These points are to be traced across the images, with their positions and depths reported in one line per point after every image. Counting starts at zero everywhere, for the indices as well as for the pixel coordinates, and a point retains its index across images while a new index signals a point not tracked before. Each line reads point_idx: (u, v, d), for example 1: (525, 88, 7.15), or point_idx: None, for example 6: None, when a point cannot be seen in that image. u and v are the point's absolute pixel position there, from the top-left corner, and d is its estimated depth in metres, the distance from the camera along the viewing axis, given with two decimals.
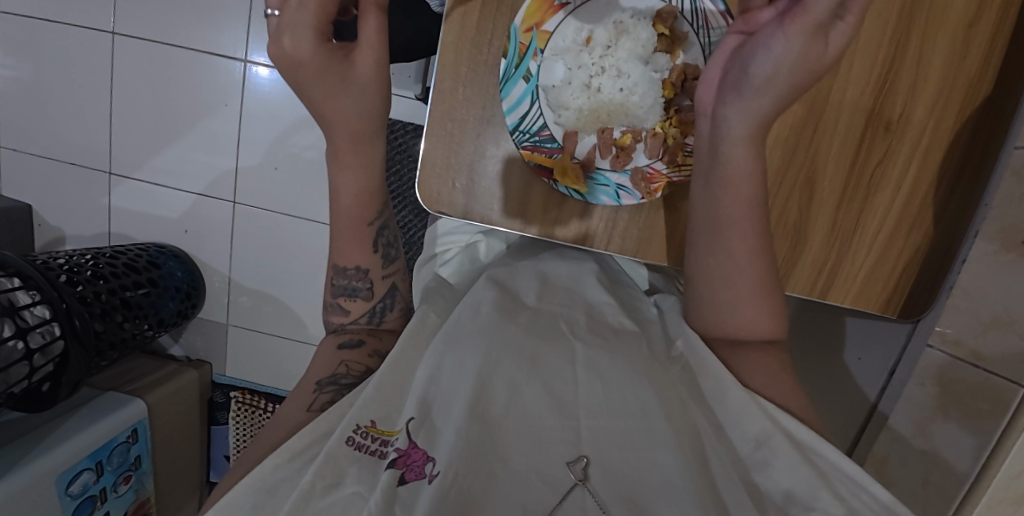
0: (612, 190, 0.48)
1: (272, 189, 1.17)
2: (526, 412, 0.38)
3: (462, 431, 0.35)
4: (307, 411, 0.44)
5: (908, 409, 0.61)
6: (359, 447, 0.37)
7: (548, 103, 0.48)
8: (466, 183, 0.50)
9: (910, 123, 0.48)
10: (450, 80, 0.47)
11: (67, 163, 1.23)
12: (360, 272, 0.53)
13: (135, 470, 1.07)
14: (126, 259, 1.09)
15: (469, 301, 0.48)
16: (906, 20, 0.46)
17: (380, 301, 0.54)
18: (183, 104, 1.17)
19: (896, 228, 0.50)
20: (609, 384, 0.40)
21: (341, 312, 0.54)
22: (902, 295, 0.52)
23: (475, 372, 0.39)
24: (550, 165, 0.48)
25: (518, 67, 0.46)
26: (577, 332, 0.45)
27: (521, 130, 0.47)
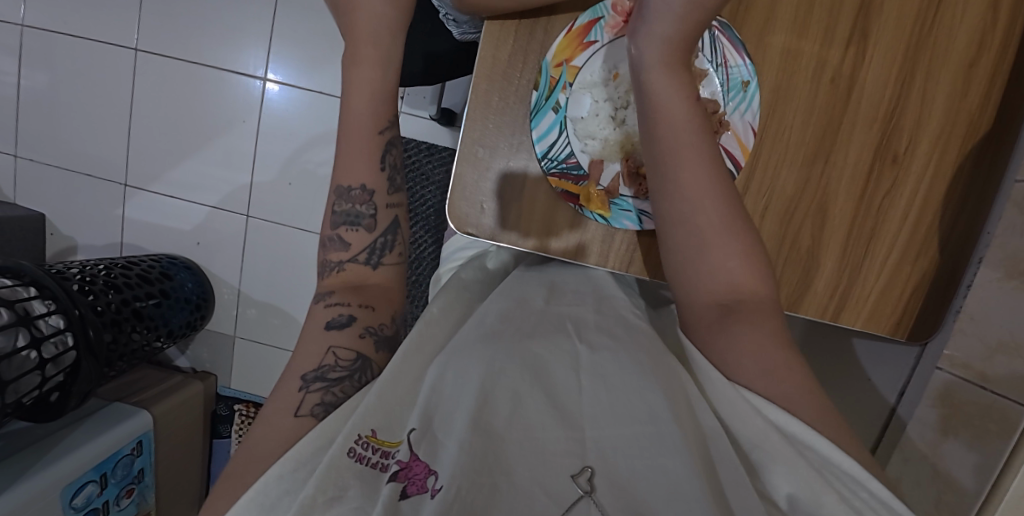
0: (634, 215, 0.50)
1: (286, 204, 1.19)
2: (529, 425, 0.37)
3: (466, 444, 0.35)
4: (292, 418, 0.38)
5: (919, 430, 0.62)
6: (360, 459, 0.35)
7: (576, 133, 0.50)
8: (494, 206, 0.51)
9: (916, 156, 0.50)
10: (481, 109, 0.50)
11: (84, 174, 1.25)
12: (365, 193, 0.53)
13: (138, 484, 1.06)
14: (139, 270, 1.10)
15: (484, 311, 0.50)
16: (910, 60, 0.49)
17: (382, 235, 0.53)
18: (201, 119, 1.19)
19: (903, 255, 0.52)
20: (614, 388, 0.40)
21: (340, 246, 0.51)
22: (910, 318, 0.53)
23: (480, 384, 0.39)
24: (577, 192, 0.50)
25: (548, 98, 0.49)
26: (583, 331, 0.47)
27: (549, 158, 0.50)
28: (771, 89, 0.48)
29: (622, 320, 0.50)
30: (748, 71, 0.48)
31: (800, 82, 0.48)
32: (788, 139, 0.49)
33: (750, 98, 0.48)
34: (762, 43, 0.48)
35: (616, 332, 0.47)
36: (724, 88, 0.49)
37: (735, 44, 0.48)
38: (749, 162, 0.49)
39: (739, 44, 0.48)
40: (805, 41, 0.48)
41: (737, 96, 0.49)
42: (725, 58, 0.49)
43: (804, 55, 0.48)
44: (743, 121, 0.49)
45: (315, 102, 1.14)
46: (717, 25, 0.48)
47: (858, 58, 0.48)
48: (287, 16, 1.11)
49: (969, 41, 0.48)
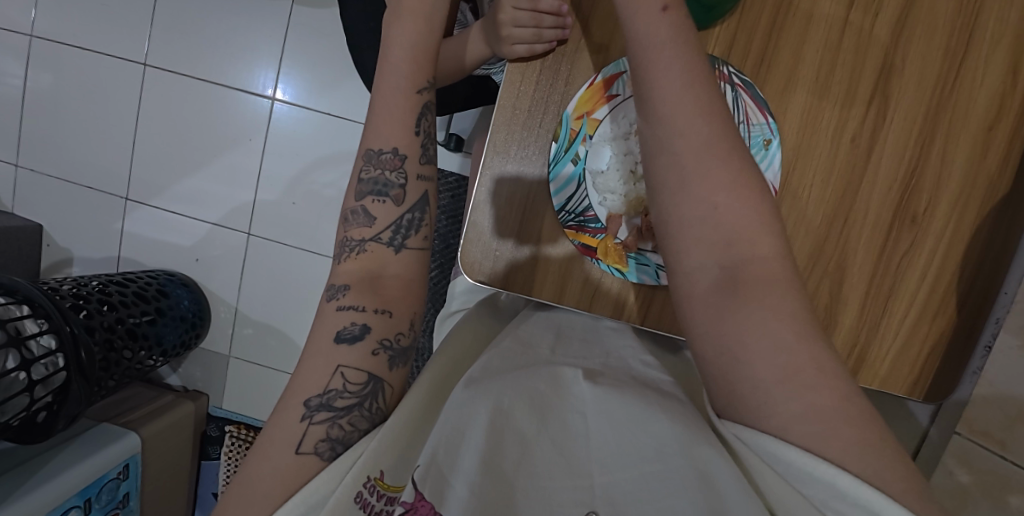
0: (652, 270, 0.49)
1: (289, 223, 1.18)
2: (535, 472, 0.38)
3: (476, 487, 0.35)
4: (294, 456, 0.35)
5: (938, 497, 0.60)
6: (365, 505, 0.35)
7: (595, 186, 0.49)
8: (509, 256, 0.50)
9: (935, 217, 0.49)
10: (500, 157, 0.50)
11: (85, 185, 1.24)
12: (397, 159, 0.47)
13: (122, 508, 1.03)
14: (136, 287, 1.08)
15: (489, 354, 0.50)
16: (930, 122, 0.48)
17: (409, 212, 0.46)
18: (206, 135, 1.18)
19: (922, 314, 0.51)
20: (620, 427, 0.39)
21: (364, 221, 0.46)
22: (927, 380, 0.52)
23: (489, 420, 0.39)
24: (594, 245, 0.49)
25: (567, 150, 0.48)
26: (591, 374, 0.45)
27: (566, 211, 0.49)
28: (792, 145, 0.48)
29: (630, 367, 0.49)
30: (769, 129, 0.47)
31: (820, 141, 0.48)
32: (808, 197, 0.48)
33: (770, 157, 0.47)
34: (785, 99, 0.48)
35: (623, 378, 0.46)
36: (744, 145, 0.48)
37: (757, 100, 0.47)
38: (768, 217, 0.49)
39: (761, 101, 0.47)
40: (826, 102, 0.48)
41: (758, 154, 0.47)
42: (748, 115, 0.47)
43: (825, 114, 0.48)
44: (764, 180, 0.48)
45: (323, 122, 1.13)
46: (740, 82, 0.47)
47: (878, 119, 0.48)
48: (299, 37, 1.11)
49: (989, 106, 0.48)
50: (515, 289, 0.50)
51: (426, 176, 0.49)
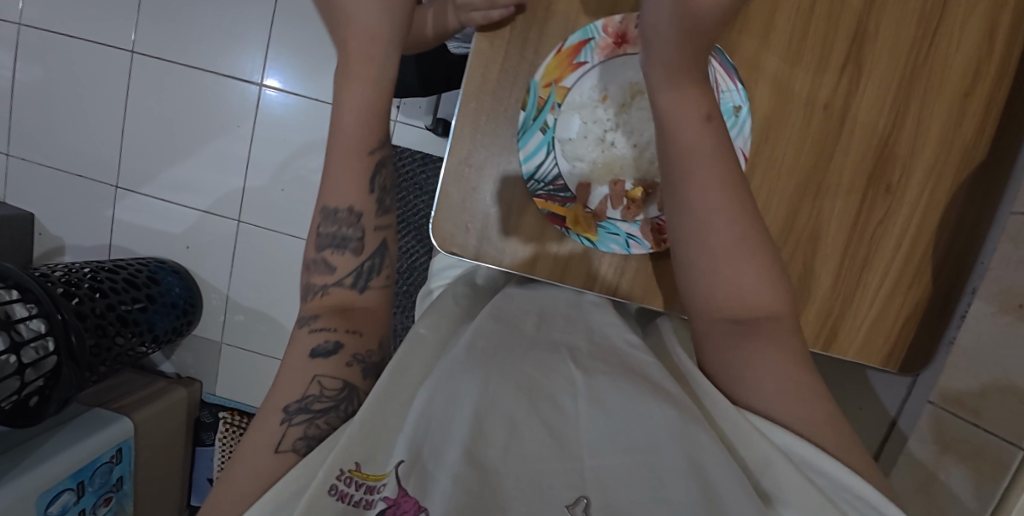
0: (622, 239, 0.50)
1: (279, 209, 1.18)
2: (525, 454, 0.35)
3: (460, 478, 0.32)
4: (273, 456, 0.36)
5: (911, 469, 0.61)
6: (343, 497, 0.33)
7: (563, 154, 0.50)
8: (479, 227, 0.51)
9: (908, 185, 0.49)
10: (471, 126, 0.50)
11: (76, 174, 1.24)
12: (353, 216, 0.46)
13: (116, 492, 1.04)
14: (127, 274, 1.08)
15: (470, 332, 0.47)
16: (905, 89, 0.48)
17: (370, 258, 0.47)
18: (196, 121, 1.18)
19: (897, 284, 0.51)
20: (610, 415, 0.38)
21: (325, 269, 0.46)
22: (902, 351, 0.52)
23: (475, 409, 0.37)
24: (563, 214, 0.50)
25: (536, 119, 0.49)
26: (578, 359, 0.44)
27: (535, 179, 0.49)
28: (764, 114, 0.48)
29: (616, 346, 0.47)
30: (739, 96, 0.47)
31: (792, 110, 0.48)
32: (781, 167, 0.48)
33: (741, 124, 0.47)
34: (757, 67, 0.47)
35: (613, 361, 0.44)
36: None
37: (727, 68, 0.47)
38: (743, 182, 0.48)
39: (732, 68, 0.47)
40: (799, 68, 0.47)
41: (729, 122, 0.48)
42: (717, 81, 0.47)
43: (797, 82, 0.47)
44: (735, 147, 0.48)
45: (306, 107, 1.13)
46: (710, 48, 0.47)
47: (851, 86, 0.48)
48: (286, 22, 1.10)
49: (964, 72, 0.48)
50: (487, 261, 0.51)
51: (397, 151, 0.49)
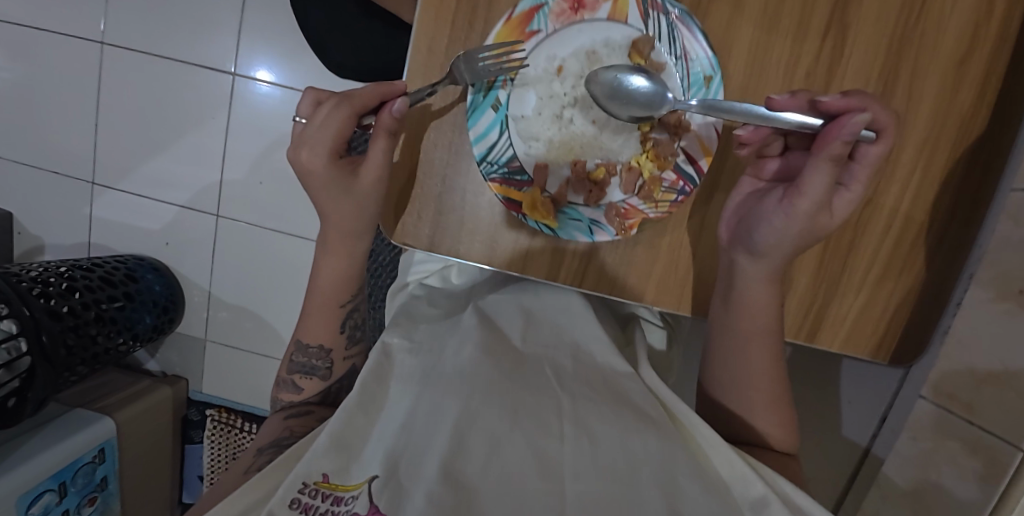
0: (585, 225, 0.50)
1: (257, 203, 1.13)
2: (506, 471, 0.32)
3: (435, 495, 0.29)
4: (242, 475, 0.44)
5: (899, 465, 0.58)
6: (306, 509, 0.32)
7: (518, 133, 0.49)
8: (433, 215, 0.51)
9: (899, 162, 0.47)
10: (417, 113, 0.50)
11: (51, 170, 1.19)
12: (322, 351, 0.57)
13: (101, 492, 1.03)
14: (102, 272, 1.06)
15: (458, 340, 0.43)
16: (894, 57, 0.45)
17: (337, 383, 0.58)
18: (169, 114, 1.12)
19: (886, 269, 0.50)
20: (597, 442, 0.34)
21: (293, 390, 0.57)
22: (893, 339, 0.52)
23: (454, 425, 0.34)
24: (519, 199, 0.50)
25: (486, 96, 0.48)
26: (563, 379, 0.40)
27: (489, 161, 0.49)
28: (739, 86, 0.47)
29: (599, 364, 0.44)
30: (709, 64, 0.46)
31: (771, 81, 0.46)
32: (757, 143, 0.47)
33: (711, 94, 0.46)
34: (728, 37, 0.46)
35: (597, 385, 0.41)
36: (684, 84, 0.47)
37: (696, 36, 0.45)
38: (712, 170, 0.50)
39: (699, 35, 0.45)
40: (776, 36, 0.45)
41: (698, 93, 0.47)
42: (685, 49, 0.46)
43: (775, 50, 0.45)
44: (705, 121, 0.48)
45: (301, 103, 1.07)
46: (678, 15, 0.45)
47: (835, 55, 0.45)
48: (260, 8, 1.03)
49: (960, 36, 0.44)
50: (442, 251, 0.51)
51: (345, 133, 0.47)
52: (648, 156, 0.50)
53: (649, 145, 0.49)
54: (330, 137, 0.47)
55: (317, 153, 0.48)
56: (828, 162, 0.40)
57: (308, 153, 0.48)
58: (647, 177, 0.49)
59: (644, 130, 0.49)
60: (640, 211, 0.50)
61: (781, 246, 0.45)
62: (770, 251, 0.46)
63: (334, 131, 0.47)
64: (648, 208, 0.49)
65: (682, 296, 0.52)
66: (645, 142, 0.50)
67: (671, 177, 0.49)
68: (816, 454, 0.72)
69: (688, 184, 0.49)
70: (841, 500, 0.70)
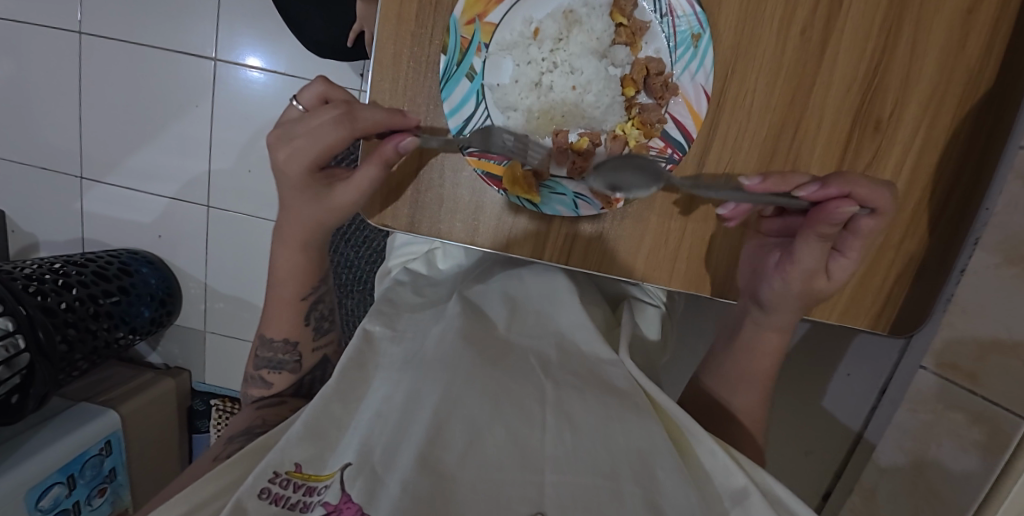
0: (569, 200, 0.49)
1: (247, 192, 1.10)
2: (484, 461, 0.31)
3: (409, 484, 0.28)
4: (210, 462, 0.44)
5: (896, 436, 0.57)
6: (276, 499, 0.31)
7: (495, 103, 0.48)
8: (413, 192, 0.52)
9: (901, 123, 0.45)
10: (390, 79, 0.49)
11: (39, 166, 1.15)
12: (288, 344, 0.55)
13: (110, 482, 1.04)
14: (95, 267, 1.05)
15: (439, 329, 0.42)
16: (896, 9, 0.43)
17: (309, 374, 0.56)
18: (151, 103, 1.07)
19: (886, 238, 0.48)
20: (579, 432, 0.34)
21: (262, 385, 0.56)
22: (893, 309, 0.50)
23: (433, 412, 0.32)
24: (500, 174, 0.49)
25: (460, 64, 0.47)
26: (549, 369, 0.39)
27: (466, 134, 0.48)
28: (730, 44, 0.44)
29: (585, 353, 0.43)
30: (696, 21, 0.44)
31: (763, 37, 0.44)
32: (750, 106, 0.45)
33: (700, 54, 0.44)
34: None
35: (583, 374, 0.40)
36: (671, 44, 0.45)
37: None
38: (705, 135, 0.47)
39: None
40: None
41: (686, 53, 0.44)
42: (671, 6, 0.44)
43: (767, 5, 0.43)
44: (693, 83, 0.45)
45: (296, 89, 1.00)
46: None
47: (833, 8, 0.43)
48: None
49: None
50: (423, 231, 0.52)
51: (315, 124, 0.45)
52: (634, 124, 0.48)
53: (635, 112, 0.47)
54: (316, 146, 0.44)
55: (300, 156, 0.44)
56: (820, 237, 0.42)
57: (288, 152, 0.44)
58: (633, 146, 0.48)
59: (629, 96, 0.47)
60: None
61: (785, 302, 0.47)
62: (777, 305, 0.47)
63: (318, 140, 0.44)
64: None
65: (673, 274, 0.50)
66: (631, 108, 0.47)
67: (657, 145, 0.47)
68: (816, 426, 0.71)
69: (677, 152, 0.47)
70: (840, 472, 0.70)
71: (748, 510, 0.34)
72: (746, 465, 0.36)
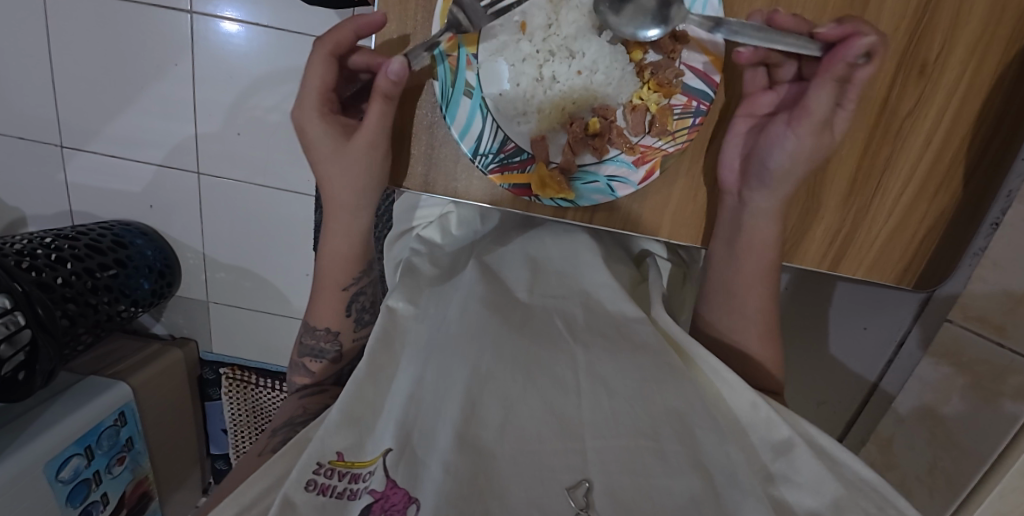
0: (603, 185, 0.48)
1: (238, 157, 1.04)
2: (523, 433, 0.31)
3: (451, 464, 0.28)
4: (256, 457, 0.45)
5: (918, 389, 0.60)
6: (323, 490, 0.31)
7: (502, 113, 0.47)
8: (425, 149, 0.50)
9: (947, 64, 0.43)
10: (397, 19, 0.46)
11: (16, 136, 1.08)
12: (331, 332, 0.54)
13: (128, 451, 1.05)
14: (88, 240, 1.01)
15: (460, 299, 0.41)
16: None
17: (348, 364, 0.55)
18: (125, 62, 0.99)
19: (921, 189, 0.46)
20: (615, 395, 0.33)
21: (305, 372, 0.55)
22: (919, 264, 0.49)
23: (464, 391, 0.32)
24: (527, 181, 0.48)
25: (455, 84, 0.46)
26: (576, 331, 0.39)
27: (482, 154, 0.47)
28: None
29: (612, 312, 0.42)
30: None
31: None
32: None
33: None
34: None
35: (611, 335, 0.39)
36: None
37: None
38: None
39: None
40: None
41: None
42: None
43: None
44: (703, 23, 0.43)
45: (282, 42, 0.93)
46: None
47: None
48: None
49: None
50: (438, 190, 0.51)
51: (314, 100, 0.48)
52: (650, 88, 0.46)
53: (648, 75, 0.46)
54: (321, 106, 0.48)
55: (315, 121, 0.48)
56: (833, 81, 0.40)
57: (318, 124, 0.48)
58: (655, 111, 0.46)
59: (638, 59, 0.46)
60: (658, 149, 0.46)
61: (793, 171, 0.45)
62: (783, 179, 0.45)
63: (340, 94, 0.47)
64: (666, 144, 0.46)
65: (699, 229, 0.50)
66: (642, 72, 0.46)
67: (678, 102, 0.45)
68: (830, 380, 0.72)
69: (702, 103, 0.45)
70: (852, 421, 0.72)
71: (792, 461, 0.35)
72: (784, 417, 0.37)
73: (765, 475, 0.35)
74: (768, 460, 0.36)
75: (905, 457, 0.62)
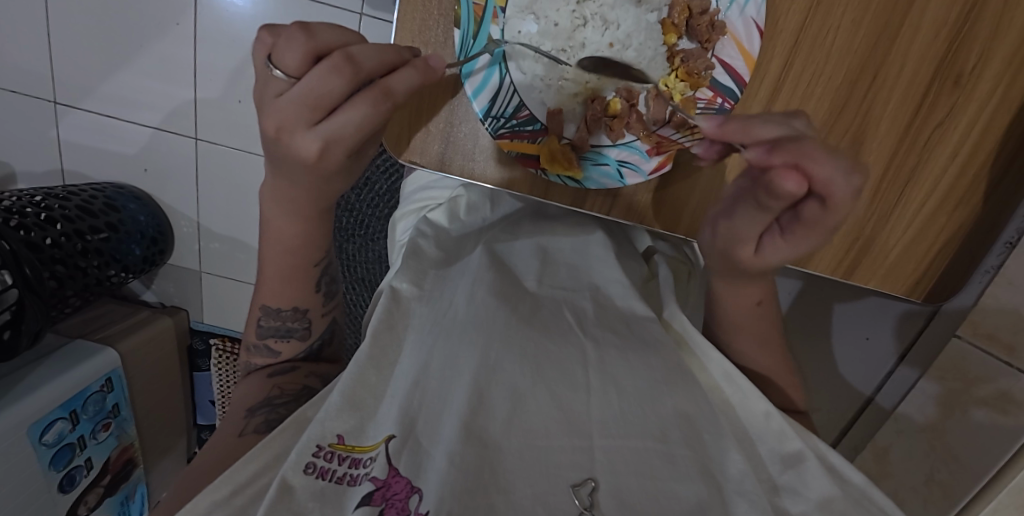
0: (613, 169, 0.47)
1: (240, 125, 1.01)
2: (530, 429, 0.30)
3: (456, 456, 0.27)
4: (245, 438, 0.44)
5: (923, 399, 0.62)
6: (322, 473, 0.31)
7: (520, 82, 0.46)
8: (444, 127, 0.48)
9: (982, 77, 0.42)
10: None
11: (7, 89, 1.04)
12: (297, 312, 0.51)
13: (114, 417, 1.04)
14: (79, 201, 0.98)
15: (467, 285, 0.39)
16: None
17: (316, 340, 0.54)
18: (124, 18, 0.95)
19: (942, 202, 0.46)
20: (626, 394, 0.33)
21: (267, 353, 0.52)
22: (932, 277, 0.48)
23: (472, 380, 0.31)
24: (535, 153, 0.47)
25: (476, 37, 0.44)
26: (587, 327, 0.38)
27: (494, 116, 0.46)
28: None
29: (621, 309, 0.41)
30: None
31: None
32: (830, 44, 0.42)
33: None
34: None
35: (622, 332, 0.38)
36: None
37: None
38: (776, 74, 0.44)
39: None
40: None
41: None
42: None
43: None
44: (743, 17, 0.42)
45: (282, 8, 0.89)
46: None
47: None
48: None
49: None
50: (454, 169, 0.49)
51: (329, 125, 0.35)
52: (677, 77, 0.45)
53: (678, 62, 0.45)
54: (351, 134, 0.36)
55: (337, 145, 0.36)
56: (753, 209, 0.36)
57: (277, 125, 0.35)
58: (678, 101, 0.45)
59: (671, 43, 0.44)
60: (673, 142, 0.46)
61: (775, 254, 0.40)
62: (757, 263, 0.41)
63: (322, 95, 0.33)
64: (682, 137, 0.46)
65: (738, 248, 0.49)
66: (672, 58, 0.45)
67: (703, 97, 0.45)
68: (830, 387, 0.73)
69: (727, 102, 0.44)
70: (848, 427, 0.73)
71: (802, 475, 0.34)
72: (797, 428, 0.36)
73: (772, 487, 0.33)
74: (777, 473, 0.35)
75: (905, 463, 0.63)
